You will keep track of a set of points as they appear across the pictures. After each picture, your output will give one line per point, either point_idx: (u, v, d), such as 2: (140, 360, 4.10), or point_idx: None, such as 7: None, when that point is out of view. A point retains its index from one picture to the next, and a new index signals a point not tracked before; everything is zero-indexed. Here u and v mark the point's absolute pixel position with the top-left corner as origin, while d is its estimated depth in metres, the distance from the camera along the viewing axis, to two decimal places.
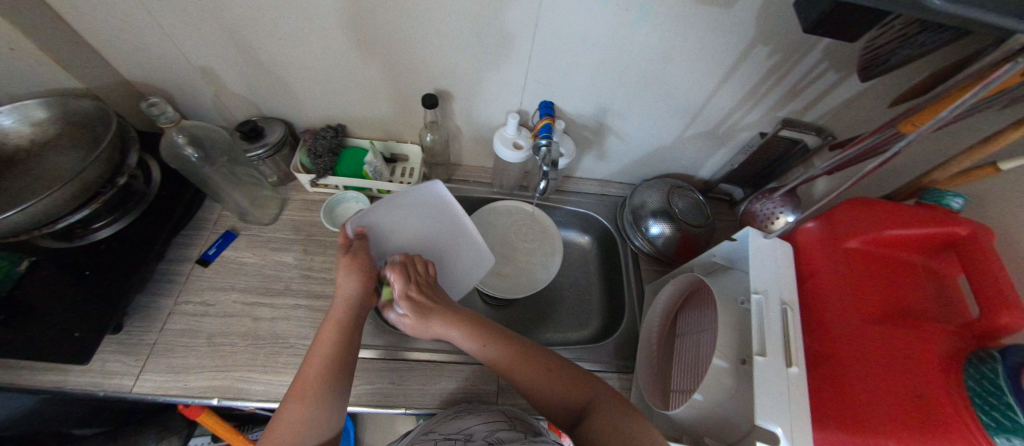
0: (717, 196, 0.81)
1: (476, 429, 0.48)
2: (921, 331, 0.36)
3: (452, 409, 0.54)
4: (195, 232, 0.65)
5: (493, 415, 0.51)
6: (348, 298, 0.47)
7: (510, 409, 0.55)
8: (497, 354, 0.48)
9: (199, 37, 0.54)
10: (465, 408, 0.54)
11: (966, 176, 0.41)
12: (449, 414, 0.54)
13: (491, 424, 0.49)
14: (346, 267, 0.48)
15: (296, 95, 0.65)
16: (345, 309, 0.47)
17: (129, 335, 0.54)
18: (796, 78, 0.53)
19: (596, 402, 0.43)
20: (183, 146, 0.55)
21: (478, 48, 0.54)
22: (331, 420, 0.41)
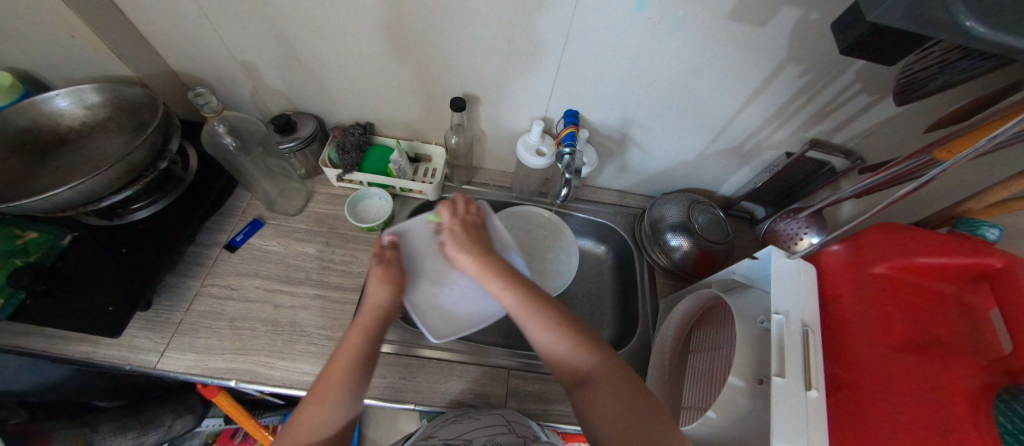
0: (737, 214, 0.81)
1: (476, 435, 0.48)
2: (948, 362, 0.35)
3: (454, 412, 0.55)
4: (224, 218, 0.68)
5: (493, 420, 0.52)
6: (375, 307, 0.50)
7: (510, 412, 0.55)
8: (539, 331, 0.46)
9: (246, 33, 0.57)
10: (465, 412, 0.55)
11: (1004, 207, 0.40)
12: (449, 418, 0.54)
13: (491, 430, 0.49)
14: (377, 277, 0.53)
15: (331, 92, 0.68)
16: (371, 315, 0.49)
17: (157, 313, 0.56)
18: (826, 99, 0.53)
19: (599, 373, 0.42)
20: (222, 135, 0.58)
21: (509, 55, 0.55)
22: (344, 419, 0.41)
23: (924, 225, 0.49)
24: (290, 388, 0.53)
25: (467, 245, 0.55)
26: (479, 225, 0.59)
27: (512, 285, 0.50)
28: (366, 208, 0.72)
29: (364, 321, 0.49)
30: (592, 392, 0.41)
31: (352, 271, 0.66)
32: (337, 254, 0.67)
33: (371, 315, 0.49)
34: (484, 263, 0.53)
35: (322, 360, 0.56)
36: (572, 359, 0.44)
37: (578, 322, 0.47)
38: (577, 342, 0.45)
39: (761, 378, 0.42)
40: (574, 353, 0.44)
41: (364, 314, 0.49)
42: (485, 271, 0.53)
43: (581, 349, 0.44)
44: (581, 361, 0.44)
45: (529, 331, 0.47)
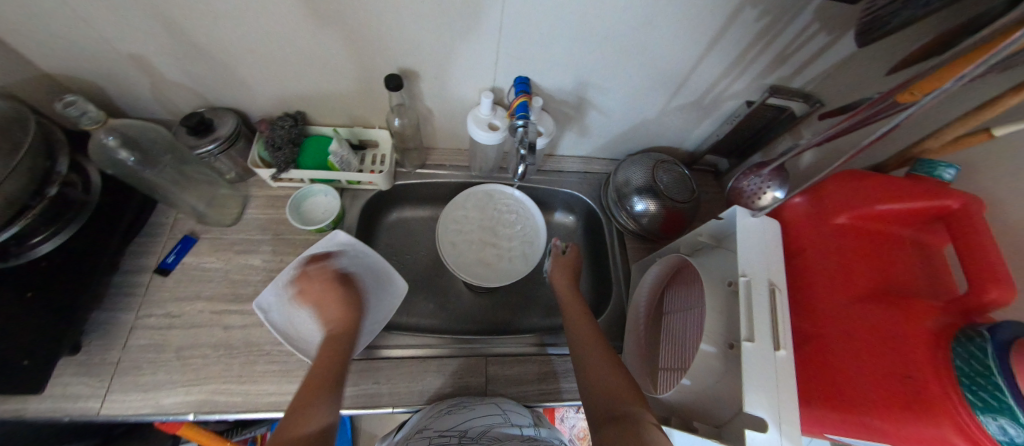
0: (702, 168, 0.79)
1: (472, 426, 0.47)
2: (908, 309, 0.36)
3: (444, 404, 0.53)
4: (150, 239, 0.60)
5: (488, 409, 0.51)
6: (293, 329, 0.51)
7: (503, 400, 0.55)
8: (586, 341, 0.51)
9: (111, 19, 0.46)
10: (458, 402, 0.53)
11: (961, 142, 0.38)
12: (440, 410, 0.52)
13: (486, 420, 0.48)
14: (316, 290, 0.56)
15: (244, 81, 0.59)
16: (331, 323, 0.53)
17: (90, 355, 0.51)
18: (785, 42, 0.50)
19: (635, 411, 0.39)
20: (115, 149, 0.49)
21: (442, 20, 0.48)
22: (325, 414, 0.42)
23: (881, 168, 0.48)
24: (255, 412, 0.51)
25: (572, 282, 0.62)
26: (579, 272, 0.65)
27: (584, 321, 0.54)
28: (312, 208, 0.66)
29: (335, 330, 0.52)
30: (625, 419, 0.39)
31: (306, 278, 0.61)
32: (287, 261, 0.62)
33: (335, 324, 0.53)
34: (573, 296, 0.59)
35: (288, 378, 0.53)
36: (604, 378, 0.45)
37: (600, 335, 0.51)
38: (614, 374, 0.45)
39: (731, 342, 0.42)
40: (608, 376, 0.45)
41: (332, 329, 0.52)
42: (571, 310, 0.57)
43: (613, 371, 0.46)
44: (610, 388, 0.44)
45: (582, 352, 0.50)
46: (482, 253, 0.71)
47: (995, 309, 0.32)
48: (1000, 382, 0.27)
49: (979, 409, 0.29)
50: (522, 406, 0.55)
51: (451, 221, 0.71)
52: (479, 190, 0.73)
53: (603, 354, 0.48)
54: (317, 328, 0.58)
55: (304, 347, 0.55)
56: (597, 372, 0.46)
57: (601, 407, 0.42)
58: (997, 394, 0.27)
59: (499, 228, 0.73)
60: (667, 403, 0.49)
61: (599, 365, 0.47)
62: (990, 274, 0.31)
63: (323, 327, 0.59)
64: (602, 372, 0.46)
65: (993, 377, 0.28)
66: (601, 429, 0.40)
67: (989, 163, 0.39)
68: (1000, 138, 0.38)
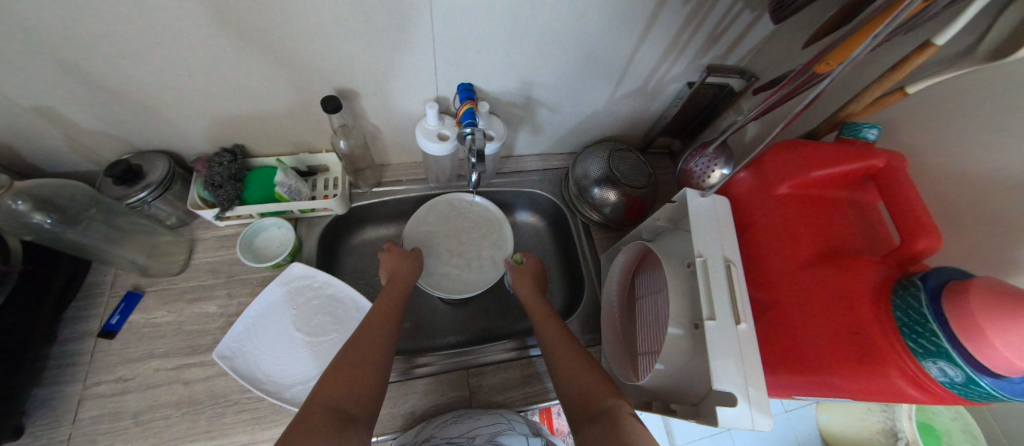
0: (657, 151, 0.81)
1: (479, 432, 0.47)
2: (850, 268, 0.37)
3: (449, 414, 0.52)
4: (89, 302, 0.56)
5: (493, 418, 0.50)
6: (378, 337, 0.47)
7: (507, 410, 0.54)
8: (553, 342, 0.51)
9: (1, 73, 0.42)
10: (462, 413, 0.53)
11: (879, 104, 0.40)
12: (446, 419, 0.51)
13: (492, 427, 0.48)
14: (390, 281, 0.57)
15: (169, 121, 0.55)
16: (366, 327, 0.48)
17: (36, 437, 0.47)
18: (715, 22, 0.50)
19: (613, 406, 0.40)
20: (29, 214, 0.44)
21: (371, 35, 0.46)
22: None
23: (814, 135, 0.50)
24: None
25: (535, 287, 0.62)
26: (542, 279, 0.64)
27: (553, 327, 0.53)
28: (265, 243, 0.64)
29: (373, 329, 0.47)
30: (607, 416, 0.39)
31: (267, 318, 0.59)
32: (245, 303, 0.59)
33: (376, 325, 0.48)
34: (535, 298, 0.59)
35: (260, 424, 0.50)
36: (575, 374, 0.45)
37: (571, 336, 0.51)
38: (585, 371, 0.45)
39: (695, 322, 0.42)
40: (575, 372, 0.46)
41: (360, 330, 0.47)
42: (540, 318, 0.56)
43: (583, 366, 0.46)
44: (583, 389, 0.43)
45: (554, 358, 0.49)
46: (451, 264, 0.70)
47: (925, 257, 0.33)
48: (935, 328, 0.28)
49: (920, 355, 0.30)
50: (518, 414, 0.54)
51: (415, 238, 0.69)
52: (438, 201, 0.72)
53: (572, 349, 0.49)
54: (288, 368, 0.56)
55: (274, 389, 0.53)
56: (568, 370, 0.46)
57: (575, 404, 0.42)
58: (934, 339, 0.29)
59: (464, 238, 0.72)
60: (645, 389, 0.49)
61: (571, 365, 0.47)
62: (917, 224, 0.33)
63: (293, 365, 0.57)
64: (571, 369, 0.46)
65: (929, 324, 0.29)
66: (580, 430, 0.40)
67: (907, 122, 0.41)
68: (912, 96, 0.40)
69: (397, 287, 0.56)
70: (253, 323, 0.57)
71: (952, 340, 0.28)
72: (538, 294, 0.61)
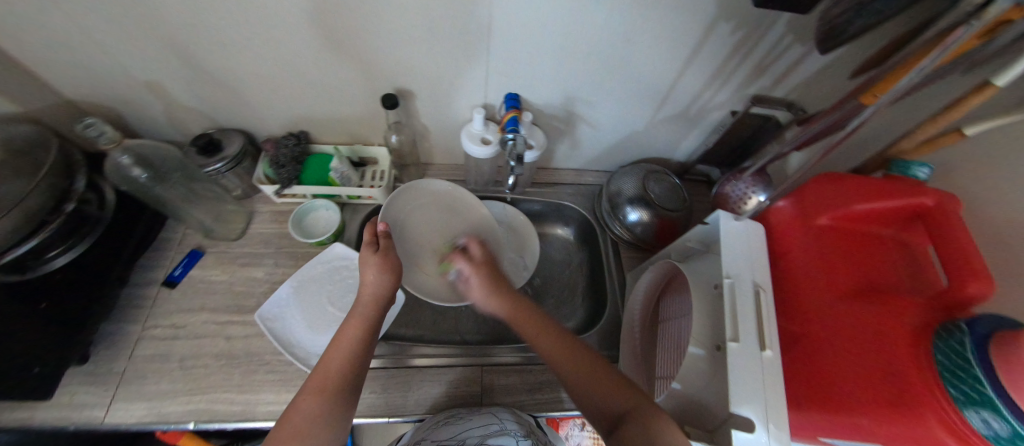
0: (695, 178, 0.81)
1: (468, 434, 0.48)
2: (890, 307, 0.36)
3: (443, 414, 0.54)
4: (159, 254, 0.63)
5: (486, 419, 0.51)
6: (371, 298, 0.48)
7: (501, 409, 0.55)
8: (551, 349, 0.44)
9: (134, 51, 0.51)
10: (456, 413, 0.54)
11: (934, 144, 0.40)
12: (439, 420, 0.53)
13: (482, 429, 0.48)
14: (378, 267, 0.50)
15: (251, 104, 0.62)
16: (319, 382, 0.40)
17: (98, 365, 0.53)
18: (763, 53, 0.52)
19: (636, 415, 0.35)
20: (129, 167, 0.52)
21: (436, 43, 0.51)
22: (339, 417, 0.39)
23: (861, 171, 0.49)
24: (253, 421, 0.51)
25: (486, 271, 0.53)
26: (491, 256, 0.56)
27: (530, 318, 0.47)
28: (313, 222, 0.69)
29: (327, 384, 0.40)
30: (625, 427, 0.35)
31: (303, 290, 0.63)
32: (289, 274, 0.64)
33: (333, 376, 0.41)
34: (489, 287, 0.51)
35: (286, 387, 0.54)
36: (584, 381, 0.40)
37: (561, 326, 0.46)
38: (595, 377, 0.40)
39: (718, 344, 0.42)
40: (582, 380, 0.40)
41: (313, 383, 0.40)
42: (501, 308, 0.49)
43: (590, 370, 0.41)
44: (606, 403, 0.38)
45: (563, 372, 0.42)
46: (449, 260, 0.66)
47: (977, 304, 0.32)
48: (978, 373, 0.28)
49: (961, 403, 0.29)
50: (517, 415, 0.54)
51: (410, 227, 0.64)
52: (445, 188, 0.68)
53: (563, 352, 0.43)
54: (316, 338, 0.59)
55: (303, 355, 0.56)
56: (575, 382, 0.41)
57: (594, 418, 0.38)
58: (977, 386, 0.28)
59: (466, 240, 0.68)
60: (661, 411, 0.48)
61: (584, 367, 0.41)
62: (969, 267, 0.32)
63: (321, 336, 0.59)
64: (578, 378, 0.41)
65: (972, 369, 0.28)
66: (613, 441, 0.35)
67: (968, 166, 0.40)
68: (971, 138, 0.39)
69: (364, 316, 0.47)
70: (293, 293, 0.62)
71: (998, 388, 0.27)
72: (489, 278, 0.52)
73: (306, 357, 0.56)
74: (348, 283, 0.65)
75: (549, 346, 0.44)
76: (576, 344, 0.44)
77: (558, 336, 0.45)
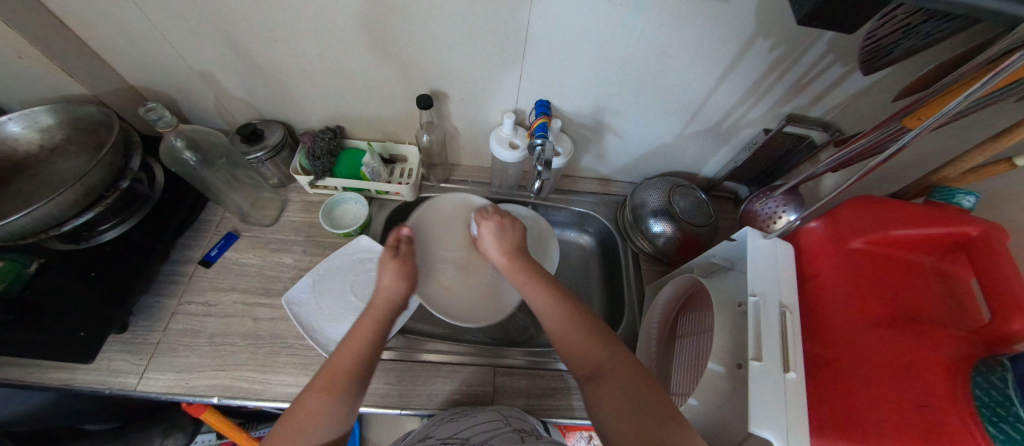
0: (721, 195, 0.80)
1: (472, 431, 0.48)
2: (926, 337, 0.34)
3: (448, 411, 0.54)
4: (197, 234, 0.67)
5: (490, 415, 0.52)
6: (387, 299, 0.50)
7: (506, 407, 0.55)
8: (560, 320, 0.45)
9: (196, 43, 0.54)
10: (461, 410, 0.54)
11: (982, 172, 0.39)
12: (446, 416, 0.54)
13: (488, 425, 0.49)
14: (392, 270, 0.52)
15: (295, 98, 0.66)
16: (329, 378, 0.41)
17: (134, 334, 0.55)
18: (801, 72, 0.52)
19: (608, 369, 0.40)
20: (181, 150, 0.57)
21: (475, 47, 0.53)
22: (346, 411, 0.40)
23: (900, 196, 0.48)
24: (273, 401, 0.53)
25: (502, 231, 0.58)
26: (513, 219, 0.60)
27: (535, 286, 0.50)
28: (342, 214, 0.72)
29: (336, 381, 0.41)
30: (603, 380, 0.39)
31: (328, 278, 0.65)
32: (317, 261, 0.67)
33: (343, 374, 0.41)
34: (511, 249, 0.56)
35: (306, 371, 0.55)
36: (583, 347, 0.43)
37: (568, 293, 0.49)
38: (585, 336, 0.43)
39: (739, 362, 0.41)
40: (575, 342, 0.43)
41: (322, 380, 0.41)
42: (512, 269, 0.54)
43: (582, 331, 0.44)
44: (591, 356, 0.42)
45: (571, 352, 0.43)
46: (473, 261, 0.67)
47: (1022, 341, 0.30)
48: (1020, 412, 0.27)
49: (999, 441, 0.27)
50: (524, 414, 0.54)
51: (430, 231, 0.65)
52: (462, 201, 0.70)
53: (565, 312, 0.46)
54: (336, 325, 0.61)
55: (324, 341, 0.58)
56: (578, 348, 0.43)
57: (576, 367, 0.43)
58: (1018, 425, 0.26)
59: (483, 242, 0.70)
60: None
61: (588, 335, 0.43)
62: (1014, 301, 0.30)
63: (340, 324, 0.61)
64: (576, 339, 0.43)
65: (1012, 406, 0.27)
66: (588, 393, 0.40)
67: (1017, 196, 0.39)
68: (1023, 167, 0.38)
69: (376, 318, 0.47)
70: (317, 281, 0.64)
71: None
72: (510, 243, 0.57)
73: (326, 344, 0.58)
74: (369, 276, 0.67)
75: (547, 310, 0.47)
76: (592, 326, 0.44)
77: (564, 305, 0.46)
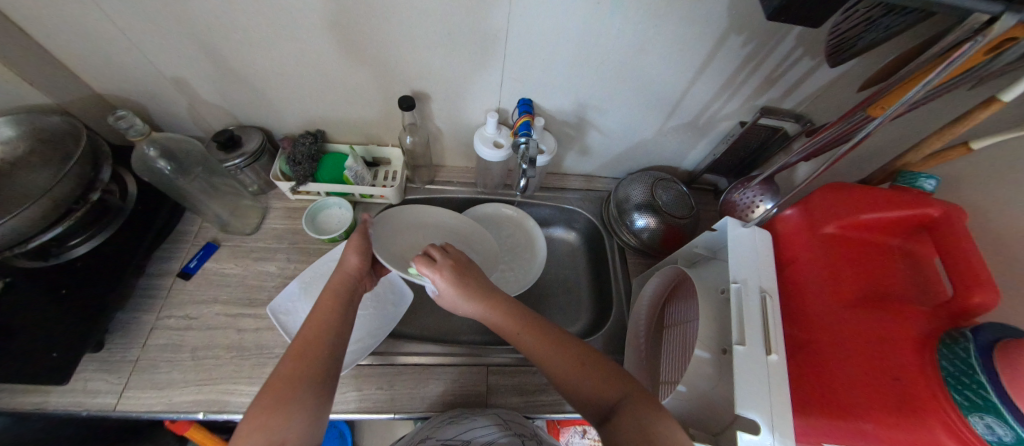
0: (702, 187, 0.82)
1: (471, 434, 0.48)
2: (898, 314, 0.36)
3: (446, 414, 0.54)
4: (175, 245, 0.65)
5: (488, 419, 0.52)
6: (345, 272, 0.50)
7: (503, 412, 0.55)
8: (551, 360, 0.44)
9: (166, 48, 0.53)
10: (460, 413, 0.54)
11: (941, 157, 0.41)
12: (443, 419, 0.53)
13: (486, 429, 0.49)
14: (356, 247, 0.51)
15: (273, 103, 0.64)
16: (300, 347, 0.41)
17: (111, 352, 0.53)
18: (772, 65, 0.54)
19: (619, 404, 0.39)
20: (155, 159, 0.55)
21: (454, 48, 0.53)
22: (324, 377, 0.39)
23: (869, 182, 0.50)
24: None
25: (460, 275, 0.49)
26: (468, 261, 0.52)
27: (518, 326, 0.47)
28: (326, 220, 0.71)
29: (306, 351, 0.40)
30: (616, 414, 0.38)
31: (312, 285, 0.64)
32: (301, 268, 0.66)
33: (313, 341, 0.41)
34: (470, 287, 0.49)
35: None
36: (581, 381, 0.42)
37: (547, 325, 0.48)
38: (596, 375, 0.42)
39: (724, 347, 0.42)
40: (579, 376, 0.42)
41: (293, 353, 0.40)
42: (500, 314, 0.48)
43: (588, 369, 0.42)
44: (599, 392, 0.41)
45: (571, 386, 0.42)
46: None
47: (982, 313, 0.32)
48: (983, 380, 0.27)
49: (965, 408, 0.28)
50: (520, 417, 0.54)
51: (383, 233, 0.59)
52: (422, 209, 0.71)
53: (569, 358, 0.44)
54: None
55: None
56: (566, 374, 0.43)
57: (581, 404, 0.41)
58: (980, 392, 0.28)
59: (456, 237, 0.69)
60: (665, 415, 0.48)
61: (579, 368, 0.43)
62: (974, 277, 0.32)
63: None
64: (575, 373, 0.42)
65: (976, 374, 0.28)
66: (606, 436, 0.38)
67: (973, 178, 0.41)
68: (980, 150, 0.40)
69: (338, 287, 0.48)
70: (302, 288, 0.63)
71: (1001, 395, 0.26)
72: (473, 280, 0.50)
73: None
74: None
75: (545, 352, 0.45)
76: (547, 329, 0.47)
77: (555, 340, 0.46)
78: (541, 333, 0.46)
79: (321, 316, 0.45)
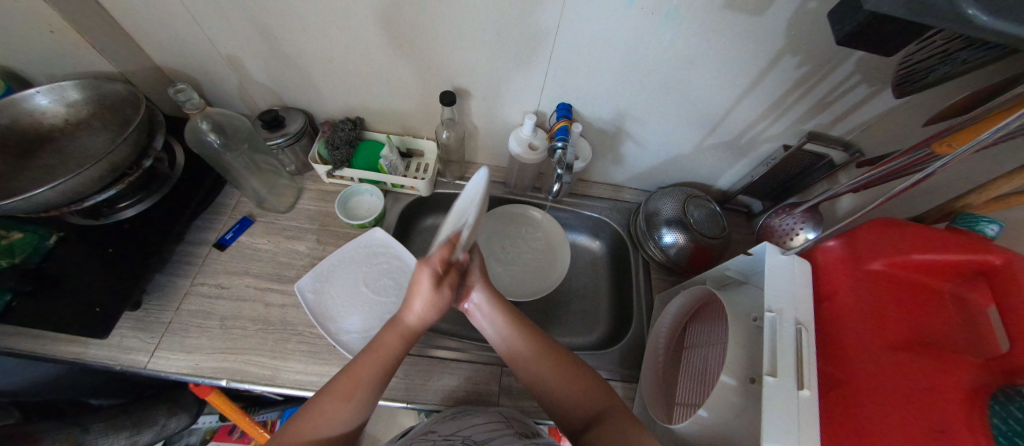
0: (734, 208, 0.80)
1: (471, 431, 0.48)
2: (944, 364, 0.34)
3: (450, 410, 0.54)
4: (213, 216, 0.67)
5: (491, 415, 0.52)
6: (418, 313, 0.46)
7: (507, 409, 0.55)
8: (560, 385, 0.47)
9: (228, 27, 0.55)
10: (464, 409, 0.54)
11: (1006, 201, 0.39)
12: (448, 415, 0.54)
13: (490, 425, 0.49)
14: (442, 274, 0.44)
15: (318, 87, 0.66)
16: (352, 383, 0.41)
17: (147, 312, 0.56)
18: (826, 90, 0.52)
19: (607, 413, 0.43)
20: (206, 132, 0.58)
21: (503, 47, 0.53)
22: (358, 415, 0.41)
23: (922, 219, 0.48)
24: (280, 387, 0.53)
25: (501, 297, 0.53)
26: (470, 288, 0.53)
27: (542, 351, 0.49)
28: (356, 205, 0.72)
29: (357, 390, 0.41)
30: (603, 424, 0.42)
31: (338, 268, 0.65)
32: (329, 251, 0.67)
33: (366, 377, 0.42)
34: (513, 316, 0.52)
35: (314, 359, 0.55)
36: (569, 392, 0.46)
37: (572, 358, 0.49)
38: (574, 380, 0.47)
39: (753, 377, 0.41)
40: (562, 386, 0.47)
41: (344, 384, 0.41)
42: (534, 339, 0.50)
43: (581, 382, 0.47)
44: (590, 403, 0.45)
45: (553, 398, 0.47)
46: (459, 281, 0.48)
47: None
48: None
49: None
50: (527, 420, 0.54)
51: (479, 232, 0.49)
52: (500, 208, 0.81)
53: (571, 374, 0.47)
54: (346, 315, 0.61)
55: (334, 330, 0.58)
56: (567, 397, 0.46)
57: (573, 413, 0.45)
58: None
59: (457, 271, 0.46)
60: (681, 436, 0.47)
61: (588, 389, 0.46)
62: None
63: (349, 313, 0.61)
64: (565, 388, 0.46)
65: None
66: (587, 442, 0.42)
67: None
68: None
69: (409, 327, 0.47)
70: (330, 269, 0.64)
71: None
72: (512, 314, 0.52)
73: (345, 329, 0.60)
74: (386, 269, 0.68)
75: (562, 383, 0.47)
76: (526, 325, 0.51)
77: (578, 372, 0.47)
78: (567, 365, 0.48)
79: (380, 352, 0.44)
